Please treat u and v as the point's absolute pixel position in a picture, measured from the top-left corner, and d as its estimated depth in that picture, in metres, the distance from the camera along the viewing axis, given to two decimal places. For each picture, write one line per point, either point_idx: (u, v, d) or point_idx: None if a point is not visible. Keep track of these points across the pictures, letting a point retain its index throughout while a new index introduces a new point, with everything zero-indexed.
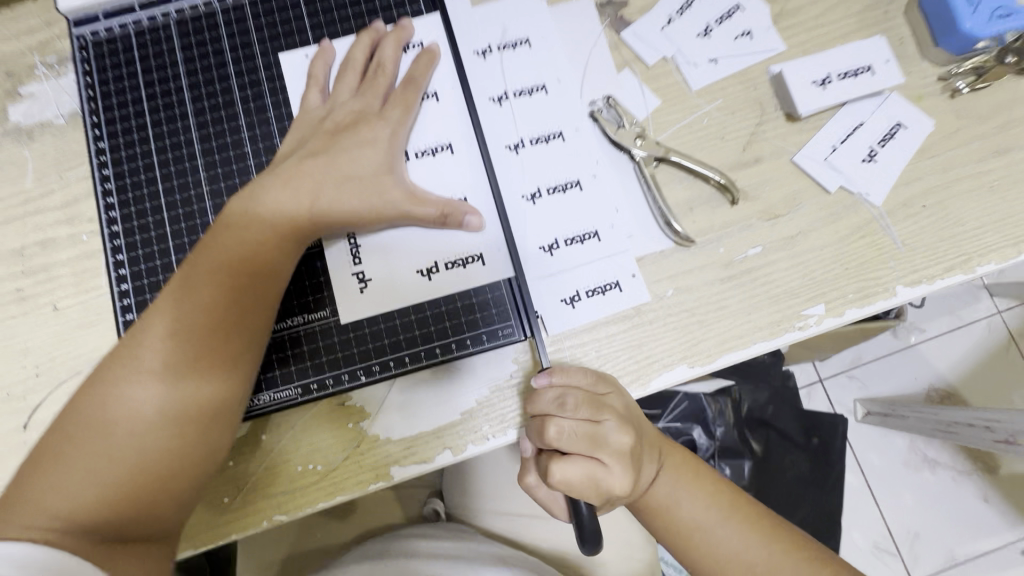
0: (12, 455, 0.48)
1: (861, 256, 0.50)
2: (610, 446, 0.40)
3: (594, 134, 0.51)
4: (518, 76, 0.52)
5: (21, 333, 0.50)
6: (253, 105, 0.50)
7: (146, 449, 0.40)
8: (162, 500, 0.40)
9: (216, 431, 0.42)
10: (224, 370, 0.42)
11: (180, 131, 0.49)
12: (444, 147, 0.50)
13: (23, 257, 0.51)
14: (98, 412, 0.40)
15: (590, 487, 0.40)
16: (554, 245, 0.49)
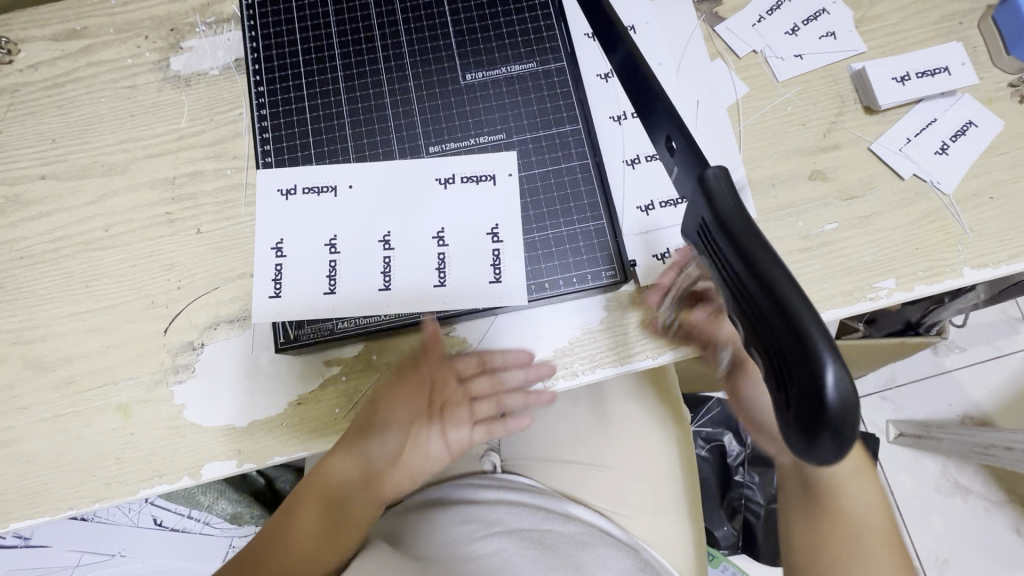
0: (151, 355, 0.54)
1: (930, 238, 0.54)
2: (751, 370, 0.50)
3: (521, 252, 0.52)
4: (466, 162, 0.53)
5: (168, 250, 0.56)
6: (393, 62, 0.56)
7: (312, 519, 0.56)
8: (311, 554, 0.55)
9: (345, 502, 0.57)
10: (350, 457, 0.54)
11: (329, 82, 0.56)
12: (487, 177, 0.53)
13: (174, 185, 0.58)
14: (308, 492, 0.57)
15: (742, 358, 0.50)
16: (650, 206, 0.54)
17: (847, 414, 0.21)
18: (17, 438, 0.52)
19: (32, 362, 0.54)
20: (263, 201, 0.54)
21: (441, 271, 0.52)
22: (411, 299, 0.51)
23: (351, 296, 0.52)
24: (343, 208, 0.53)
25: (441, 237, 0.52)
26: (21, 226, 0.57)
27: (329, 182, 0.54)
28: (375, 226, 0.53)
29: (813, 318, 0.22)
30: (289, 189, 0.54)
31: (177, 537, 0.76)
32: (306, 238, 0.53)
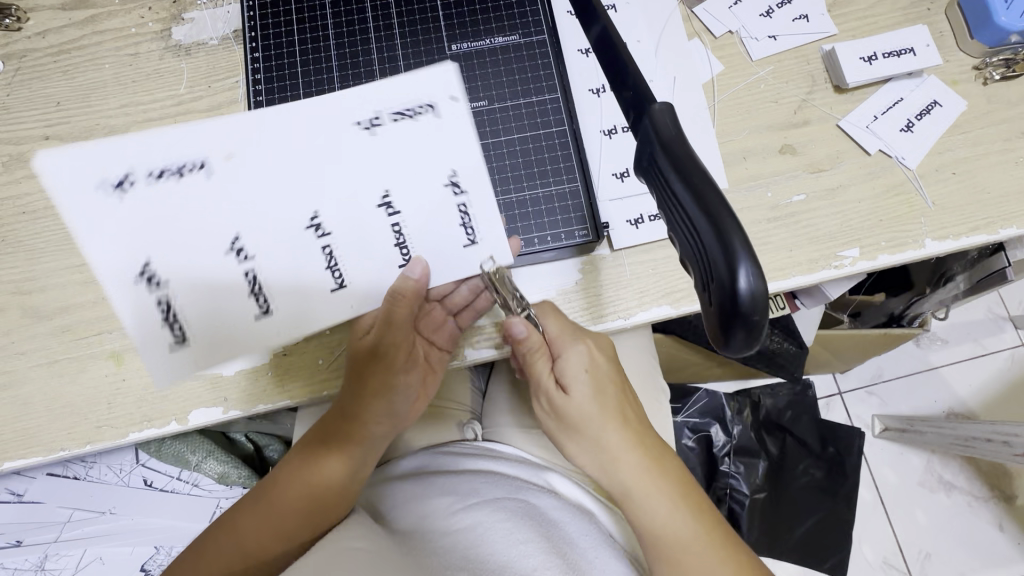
0: None
1: (895, 211, 0.56)
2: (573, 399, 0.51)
3: (487, 206, 0.48)
4: (394, 94, 0.46)
5: None
6: (383, 32, 0.58)
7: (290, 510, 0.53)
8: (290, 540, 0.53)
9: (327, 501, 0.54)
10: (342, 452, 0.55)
11: (321, 50, 0.58)
12: (425, 108, 0.46)
13: None
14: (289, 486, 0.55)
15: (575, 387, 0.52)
16: (625, 173, 0.56)
17: (756, 305, 0.23)
18: (14, 382, 0.54)
19: (30, 311, 0.56)
20: (87, 204, 0.43)
21: (336, 271, 0.47)
22: (297, 317, 0.47)
23: (208, 333, 0.46)
24: (213, 199, 0.44)
25: (316, 224, 0.46)
26: (24, 183, 0.59)
27: (193, 160, 0.44)
28: (216, 235, 0.45)
29: (730, 222, 0.24)
30: (127, 181, 0.43)
31: (167, 499, 0.78)
32: (129, 265, 0.44)
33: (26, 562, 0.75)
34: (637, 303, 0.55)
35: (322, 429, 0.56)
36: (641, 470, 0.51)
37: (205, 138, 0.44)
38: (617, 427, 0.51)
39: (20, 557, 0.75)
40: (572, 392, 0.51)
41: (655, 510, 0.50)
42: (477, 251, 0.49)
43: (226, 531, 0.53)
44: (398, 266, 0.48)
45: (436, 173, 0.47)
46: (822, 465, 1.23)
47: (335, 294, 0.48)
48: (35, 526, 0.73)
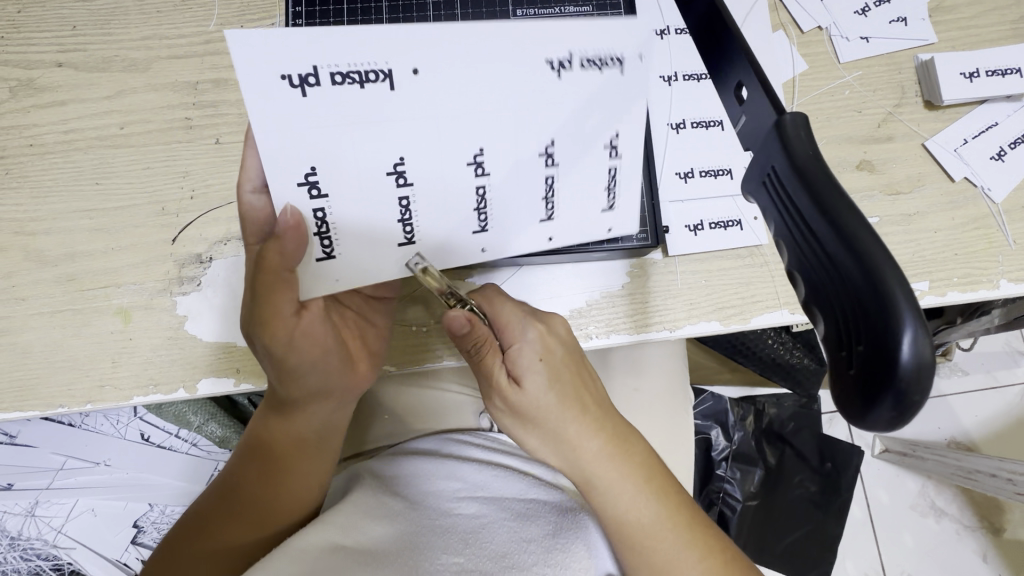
0: (157, 263, 0.52)
1: (973, 245, 0.52)
2: (537, 394, 0.46)
3: (637, 176, 0.46)
4: (593, 33, 0.40)
5: (184, 158, 0.54)
6: None
7: (254, 484, 0.51)
8: (280, 514, 0.52)
9: (297, 464, 0.52)
10: (291, 418, 0.50)
11: None
12: (614, 61, 0.41)
13: (196, 90, 0.55)
14: (253, 457, 0.52)
15: (540, 367, 0.46)
16: (689, 174, 0.52)
17: (923, 378, 0.20)
18: (13, 328, 0.51)
19: (33, 255, 0.52)
20: (261, 88, 0.36)
21: (483, 214, 0.44)
22: (438, 249, 0.44)
23: (359, 250, 0.42)
24: (376, 111, 0.38)
25: (479, 161, 0.41)
26: (32, 112, 0.54)
27: (377, 64, 0.38)
28: (380, 156, 0.40)
29: (889, 262, 0.21)
30: (306, 76, 0.37)
31: (167, 455, 0.75)
32: (285, 168, 0.38)
33: (17, 505, 0.75)
34: (686, 315, 0.51)
35: (263, 416, 0.52)
36: (599, 457, 0.47)
37: (292, 49, 0.36)
38: (574, 422, 0.47)
39: (12, 500, 0.74)
40: (525, 385, 0.46)
41: (622, 498, 0.47)
42: (608, 219, 0.47)
43: (206, 525, 0.51)
44: (540, 221, 0.46)
45: (596, 133, 0.43)
46: (817, 479, 1.22)
47: (474, 236, 0.45)
48: (30, 470, 0.71)
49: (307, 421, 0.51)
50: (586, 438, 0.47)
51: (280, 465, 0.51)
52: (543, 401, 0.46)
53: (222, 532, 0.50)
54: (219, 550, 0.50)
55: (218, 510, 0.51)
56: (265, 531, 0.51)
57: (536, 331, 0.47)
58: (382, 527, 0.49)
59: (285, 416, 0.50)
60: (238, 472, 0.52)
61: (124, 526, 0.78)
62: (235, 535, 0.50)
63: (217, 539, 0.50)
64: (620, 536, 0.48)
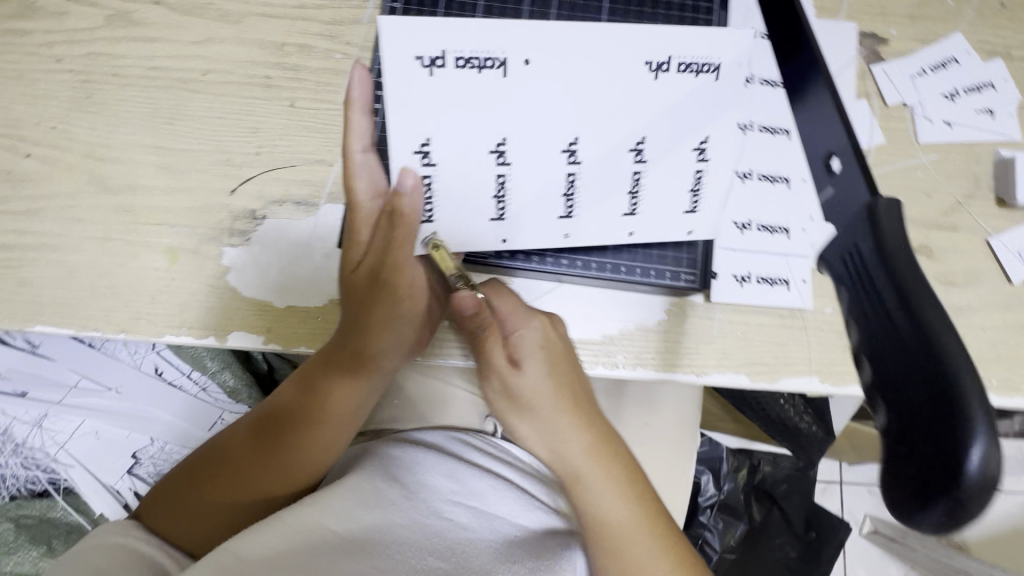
0: (212, 210, 0.53)
1: (1019, 352, 0.51)
2: (532, 386, 0.45)
3: (722, 181, 0.47)
4: (693, 44, 0.44)
5: (257, 114, 0.55)
6: None
7: (274, 445, 0.52)
8: (293, 477, 0.52)
9: (325, 430, 0.52)
10: (331, 382, 0.51)
11: None
12: (711, 67, 0.44)
13: (281, 52, 0.56)
14: (283, 415, 0.53)
15: (541, 357, 0.45)
16: (748, 225, 0.52)
17: (986, 492, 0.19)
18: (66, 247, 0.52)
19: (98, 181, 0.54)
20: (396, 64, 0.41)
21: (568, 201, 0.46)
22: (530, 228, 0.47)
23: (465, 222, 0.46)
24: (490, 97, 0.43)
25: (572, 150, 0.45)
26: (122, 44, 0.56)
27: (495, 54, 0.42)
28: (488, 132, 0.43)
29: (966, 364, 0.21)
30: (435, 58, 0.41)
31: (175, 395, 0.77)
32: (403, 137, 0.42)
33: (25, 414, 0.75)
34: (715, 363, 0.51)
35: (293, 385, 0.53)
36: (579, 455, 0.46)
37: (422, 31, 0.41)
38: (553, 420, 0.45)
39: (23, 408, 0.74)
40: (523, 370, 0.45)
41: (605, 501, 0.45)
42: (688, 219, 0.48)
43: (217, 471, 0.52)
44: (621, 214, 0.47)
45: (687, 137, 0.46)
46: (799, 546, 1.18)
47: (558, 221, 0.47)
48: (45, 381, 0.73)
49: (349, 388, 0.51)
50: (574, 437, 0.45)
51: (303, 430, 0.52)
52: (539, 394, 0.45)
53: (229, 486, 0.51)
54: (223, 503, 0.50)
55: (229, 464, 0.52)
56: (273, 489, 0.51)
57: (530, 325, 0.46)
58: (373, 516, 0.48)
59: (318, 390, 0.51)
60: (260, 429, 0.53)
61: (123, 455, 0.79)
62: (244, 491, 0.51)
63: (225, 493, 0.51)
64: (602, 542, 0.45)
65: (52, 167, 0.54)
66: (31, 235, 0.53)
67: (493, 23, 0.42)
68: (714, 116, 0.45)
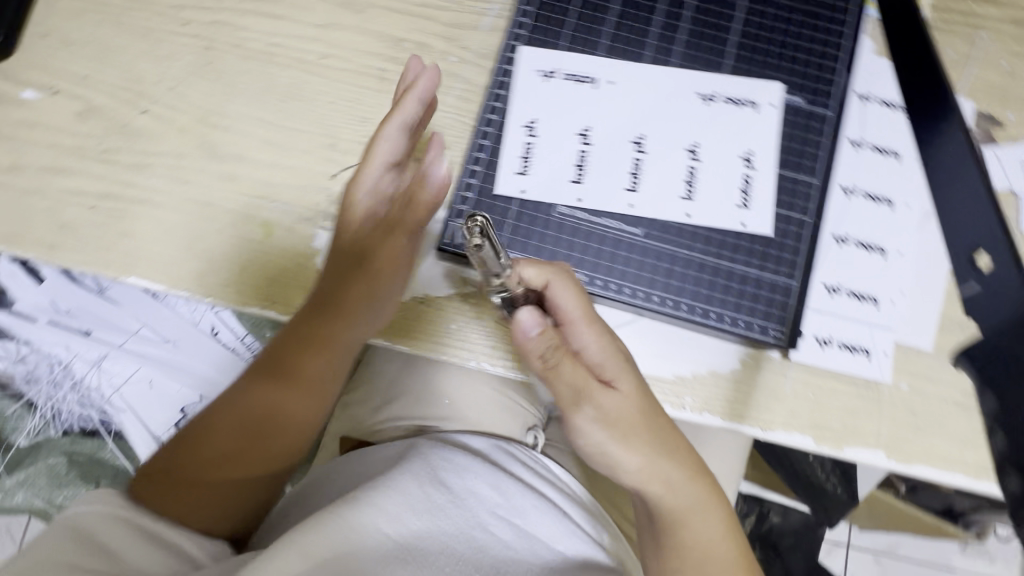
0: (311, 191, 0.54)
1: None
2: (614, 406, 0.44)
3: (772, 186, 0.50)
4: (734, 84, 0.51)
5: (367, 104, 0.56)
6: (668, 26, 0.52)
7: (247, 433, 0.50)
8: (281, 460, 0.52)
9: (297, 424, 0.51)
10: (309, 354, 0.50)
11: (600, 17, 0.53)
12: (747, 105, 0.52)
13: (398, 47, 0.57)
14: (258, 403, 0.50)
15: (620, 371, 0.45)
16: (838, 289, 0.51)
17: None
18: (168, 205, 0.54)
19: (206, 146, 0.55)
20: (524, 72, 0.52)
21: (635, 176, 0.50)
22: (603, 197, 0.49)
23: (545, 177, 0.50)
24: (585, 99, 0.51)
25: (638, 143, 0.50)
26: (248, 17, 0.57)
27: (591, 75, 0.52)
28: (577, 119, 0.51)
29: None
30: (551, 71, 0.52)
31: (224, 357, 0.77)
32: (512, 117, 0.51)
33: (88, 354, 0.78)
34: (783, 422, 0.51)
35: (253, 387, 0.51)
36: (672, 487, 0.46)
37: (540, 53, 0.52)
38: (645, 456, 0.45)
39: (87, 347, 0.78)
40: (616, 388, 0.45)
41: (704, 530, 0.47)
42: (743, 214, 0.50)
43: (190, 473, 0.48)
44: (677, 198, 0.50)
45: (733, 148, 0.51)
46: None
47: (624, 193, 0.50)
48: (107, 323, 0.75)
49: (321, 364, 0.50)
50: (654, 466, 0.45)
51: (285, 413, 0.50)
52: (627, 422, 0.44)
53: (211, 493, 0.48)
54: (206, 515, 0.48)
55: (201, 466, 0.49)
56: (260, 477, 0.51)
57: (594, 338, 0.45)
58: (418, 519, 0.49)
59: (295, 386, 0.50)
60: (215, 425, 0.50)
61: (172, 411, 0.80)
62: (228, 493, 0.49)
63: (205, 502, 0.48)
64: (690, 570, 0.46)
65: (165, 126, 0.55)
66: (136, 188, 0.54)
67: (581, 55, 0.52)
68: (761, 138, 0.51)
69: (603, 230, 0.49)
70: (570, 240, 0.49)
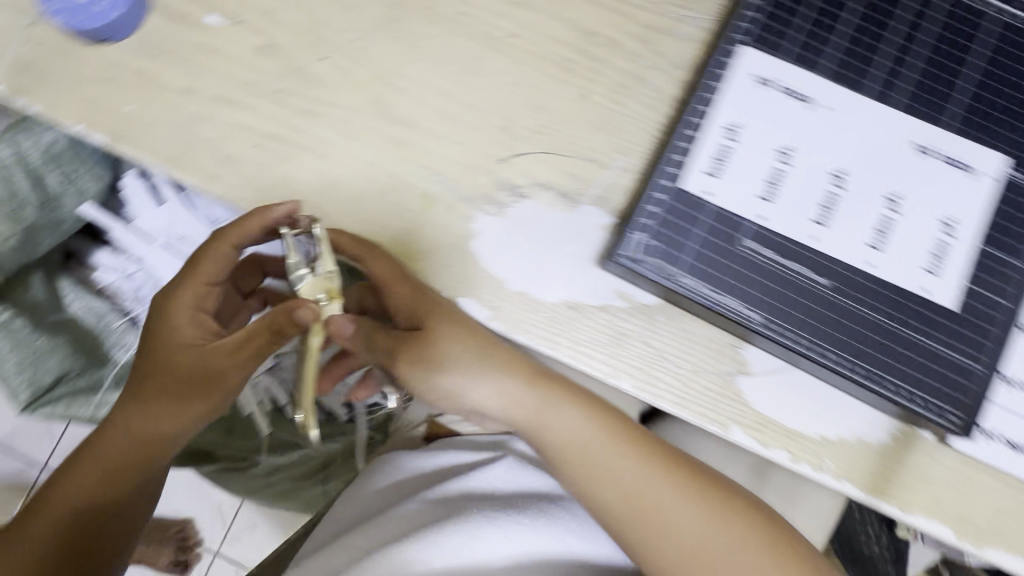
0: (477, 171, 0.53)
1: None
2: (484, 386, 0.51)
3: (971, 259, 0.46)
4: (958, 142, 0.47)
5: (548, 93, 0.54)
6: (900, 64, 0.48)
7: (80, 486, 0.50)
8: (123, 480, 0.50)
9: (130, 462, 0.49)
10: (163, 399, 0.48)
11: (827, 40, 0.49)
12: (964, 167, 0.47)
13: (590, 40, 0.55)
14: (93, 446, 0.50)
15: (469, 341, 0.50)
16: (1012, 381, 0.48)
17: None
18: (332, 158, 0.53)
19: (380, 105, 0.54)
20: (740, 73, 0.48)
21: (827, 211, 0.47)
22: (789, 225, 0.46)
23: (735, 188, 0.47)
24: (795, 118, 0.48)
25: (839, 179, 0.47)
26: None
27: (809, 94, 0.48)
28: (780, 135, 0.47)
29: None
30: (768, 79, 0.48)
31: None
32: (715, 119, 0.47)
33: None
34: (924, 506, 0.48)
35: (107, 433, 0.49)
36: (542, 410, 0.51)
37: (762, 57, 0.48)
38: (610, 463, 0.51)
39: None
40: (441, 344, 0.49)
41: (562, 424, 0.51)
42: (928, 280, 0.46)
43: (39, 515, 0.49)
44: (864, 244, 0.46)
45: (939, 206, 0.47)
46: None
47: (810, 225, 0.46)
48: None
49: (162, 406, 0.48)
50: (603, 473, 0.51)
51: (115, 468, 0.49)
52: (560, 431, 0.51)
53: (65, 491, 0.50)
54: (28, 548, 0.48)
55: (56, 498, 0.50)
56: (118, 485, 0.50)
57: (407, 294, 0.49)
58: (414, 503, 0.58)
59: (147, 441, 0.49)
60: (53, 492, 0.50)
61: None
62: (76, 493, 0.50)
63: (66, 496, 0.50)
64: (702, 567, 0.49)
65: (341, 77, 0.54)
66: (303, 134, 0.54)
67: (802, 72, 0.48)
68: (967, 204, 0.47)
69: (787, 272, 0.46)
70: (749, 267, 0.46)
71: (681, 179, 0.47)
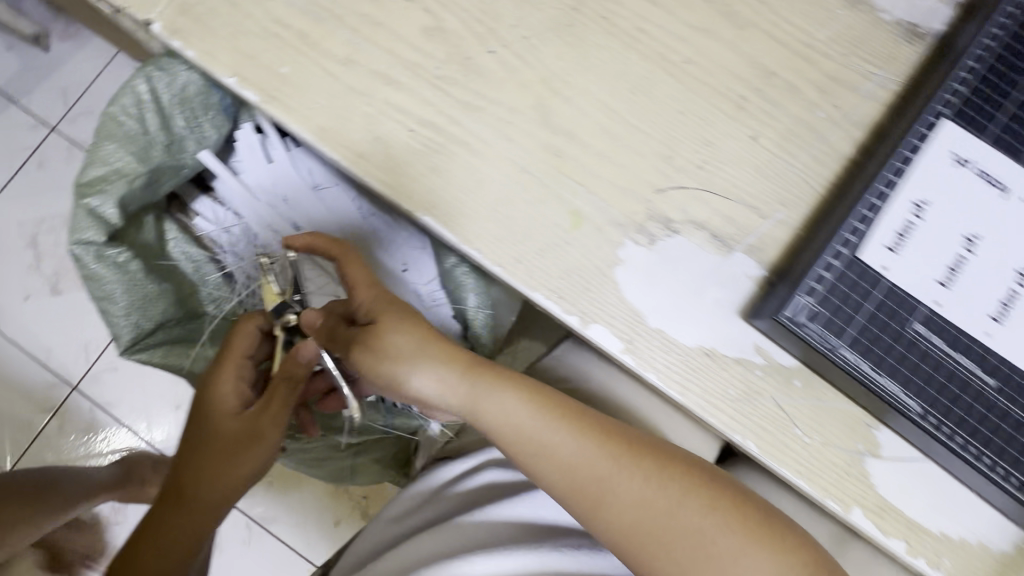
0: (632, 197, 0.51)
1: None
2: (441, 382, 0.49)
3: None
4: None
5: (717, 129, 0.52)
6: None
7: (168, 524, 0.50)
8: (203, 513, 0.51)
9: (214, 488, 0.50)
10: (231, 436, 0.50)
11: None
12: None
13: (768, 82, 0.52)
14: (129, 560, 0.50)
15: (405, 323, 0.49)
16: None
17: None
18: (486, 157, 0.51)
19: (542, 111, 0.52)
20: (937, 147, 0.46)
21: (1005, 308, 0.44)
22: (964, 316, 0.44)
23: (914, 268, 0.44)
24: (987, 205, 0.45)
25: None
26: None
27: (1005, 182, 0.45)
28: (969, 221, 0.45)
29: None
30: (965, 159, 0.46)
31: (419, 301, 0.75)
32: (903, 191, 0.45)
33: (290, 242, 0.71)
34: None
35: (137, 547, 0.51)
36: (482, 395, 0.49)
37: (963, 135, 0.46)
38: (577, 472, 0.49)
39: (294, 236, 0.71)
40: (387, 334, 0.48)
41: (500, 408, 0.49)
42: None
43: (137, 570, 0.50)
44: None
45: None
46: None
47: (985, 320, 0.44)
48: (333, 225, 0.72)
49: (234, 440, 0.50)
50: (504, 415, 0.49)
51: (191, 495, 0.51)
52: (465, 384, 0.49)
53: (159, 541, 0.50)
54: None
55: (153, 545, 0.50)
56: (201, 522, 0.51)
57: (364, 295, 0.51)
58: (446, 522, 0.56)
59: (222, 460, 0.50)
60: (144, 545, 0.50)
61: None
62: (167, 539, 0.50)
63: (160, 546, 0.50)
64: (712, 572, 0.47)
65: (507, 75, 0.52)
66: (459, 127, 0.52)
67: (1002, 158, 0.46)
68: None
69: (952, 364, 0.44)
70: (913, 350, 0.44)
71: (859, 249, 0.45)
